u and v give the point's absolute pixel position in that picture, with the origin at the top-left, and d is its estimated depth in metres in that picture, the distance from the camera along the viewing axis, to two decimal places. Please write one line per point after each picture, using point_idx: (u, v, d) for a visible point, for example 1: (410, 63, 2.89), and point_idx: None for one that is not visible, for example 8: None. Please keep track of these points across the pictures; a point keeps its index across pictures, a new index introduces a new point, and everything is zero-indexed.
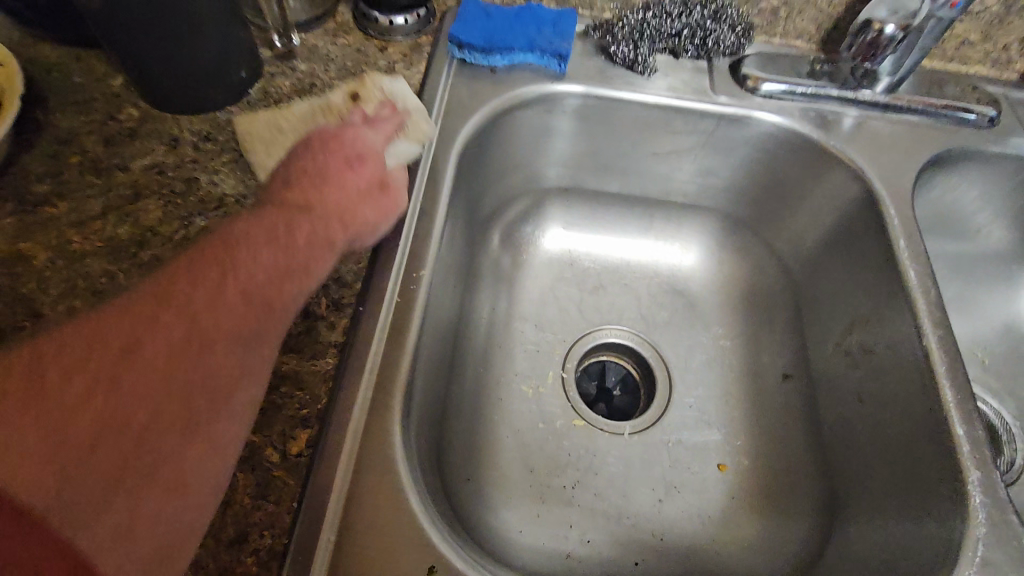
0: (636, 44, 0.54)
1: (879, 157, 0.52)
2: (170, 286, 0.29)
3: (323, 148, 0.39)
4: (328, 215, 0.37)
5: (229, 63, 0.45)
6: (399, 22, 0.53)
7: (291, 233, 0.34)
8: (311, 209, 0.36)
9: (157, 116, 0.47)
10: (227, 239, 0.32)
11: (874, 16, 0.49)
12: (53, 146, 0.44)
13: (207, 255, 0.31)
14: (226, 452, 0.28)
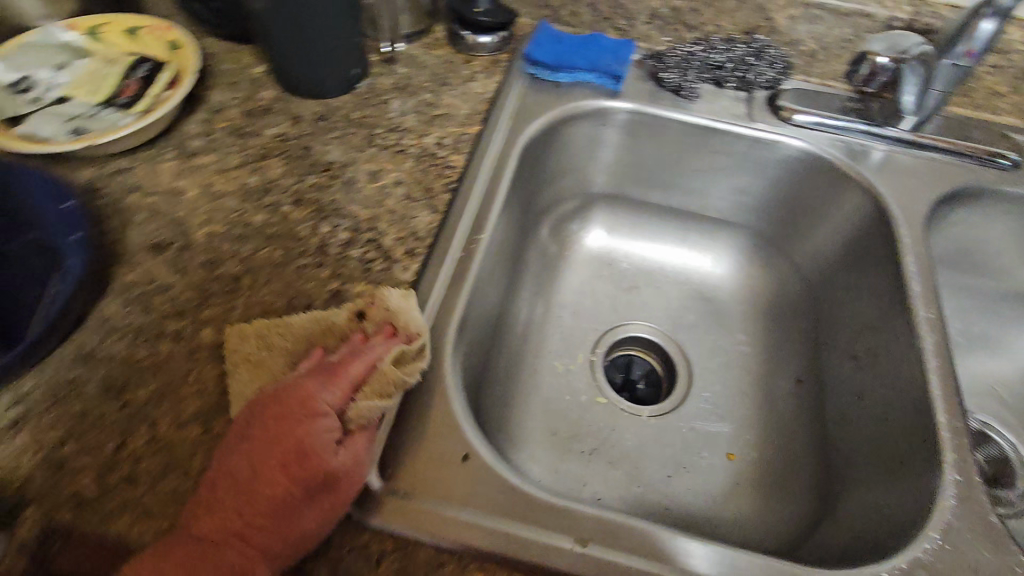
0: (682, 72, 0.62)
1: (898, 186, 0.58)
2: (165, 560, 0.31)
3: (293, 382, 0.36)
4: (297, 450, 0.33)
5: (347, 60, 0.57)
6: (484, 40, 0.63)
7: (258, 479, 0.32)
8: (283, 434, 0.33)
9: (285, 98, 0.58)
10: (208, 495, 0.33)
11: (874, 52, 0.58)
12: (207, 113, 0.56)
13: (191, 534, 0.32)
14: None
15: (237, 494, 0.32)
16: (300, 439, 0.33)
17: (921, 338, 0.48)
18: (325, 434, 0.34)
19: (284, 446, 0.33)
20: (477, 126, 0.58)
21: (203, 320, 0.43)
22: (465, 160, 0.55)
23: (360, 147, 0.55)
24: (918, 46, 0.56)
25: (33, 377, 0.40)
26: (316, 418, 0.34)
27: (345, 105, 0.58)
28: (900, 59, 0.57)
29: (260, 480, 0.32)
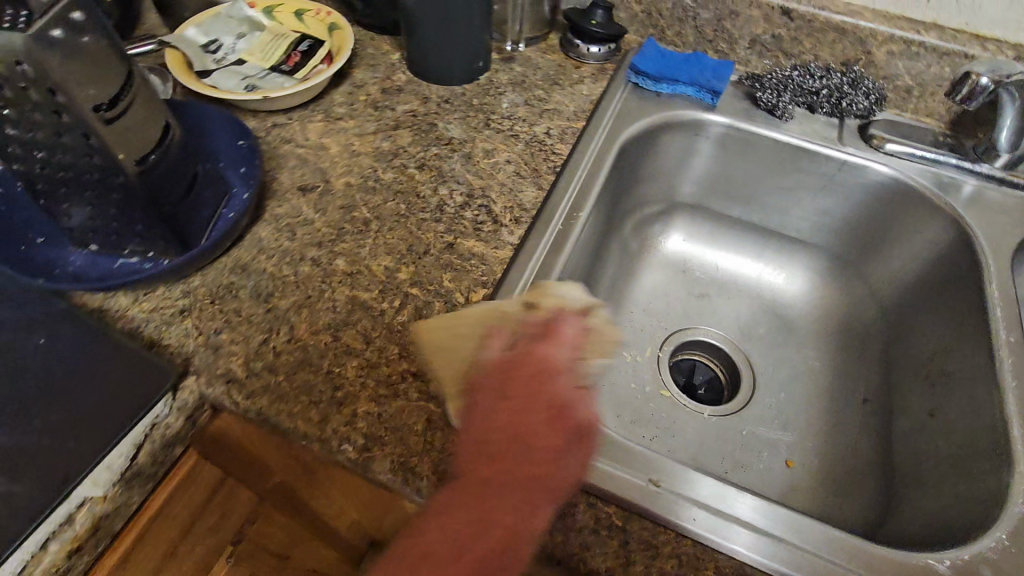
0: (778, 94, 0.66)
1: (986, 219, 0.59)
2: (449, 501, 0.34)
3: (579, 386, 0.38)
4: (554, 405, 0.37)
5: (475, 53, 0.64)
6: (594, 49, 0.70)
7: (495, 439, 0.36)
8: (537, 394, 0.37)
9: (416, 82, 0.66)
10: (470, 451, 0.36)
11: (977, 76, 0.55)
12: (350, 87, 0.64)
13: (455, 489, 0.35)
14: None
15: (498, 443, 0.36)
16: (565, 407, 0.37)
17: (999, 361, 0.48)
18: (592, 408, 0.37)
19: (532, 401, 0.37)
20: (581, 122, 0.64)
21: (339, 252, 0.50)
22: (569, 149, 0.61)
23: (477, 128, 0.61)
24: (1015, 76, 0.55)
25: (200, 277, 0.47)
26: (559, 381, 0.37)
27: (467, 93, 0.65)
28: (999, 81, 0.55)
29: (546, 456, 0.35)
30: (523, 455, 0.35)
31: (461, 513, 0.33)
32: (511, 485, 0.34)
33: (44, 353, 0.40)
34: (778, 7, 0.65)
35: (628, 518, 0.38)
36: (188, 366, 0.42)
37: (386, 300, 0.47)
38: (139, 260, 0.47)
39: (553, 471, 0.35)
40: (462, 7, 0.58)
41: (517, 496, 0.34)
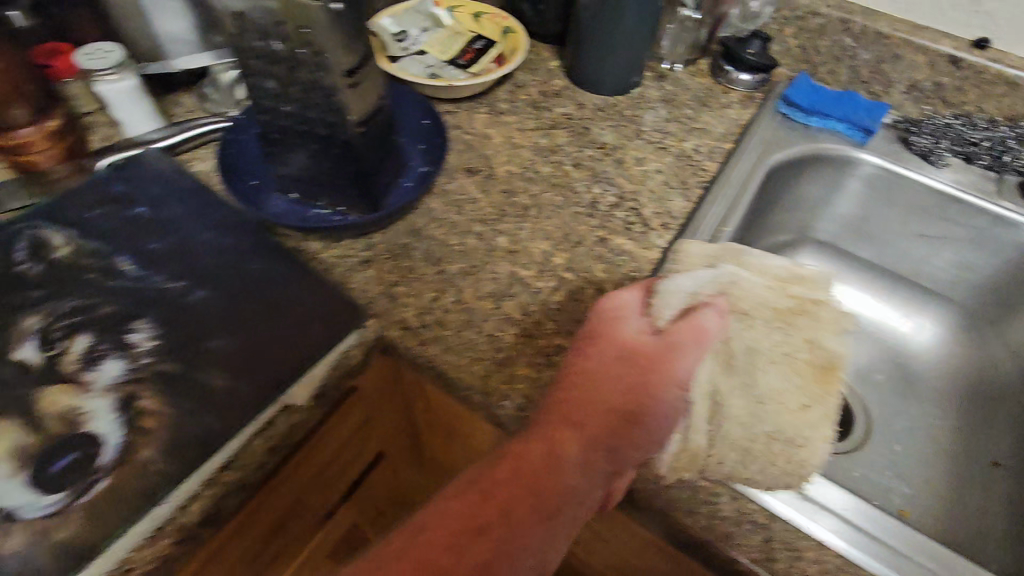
0: (936, 139, 0.66)
1: None
2: (512, 445, 0.35)
3: (661, 393, 0.35)
4: (623, 357, 0.36)
5: (633, 68, 0.68)
6: (744, 77, 0.71)
7: (570, 400, 0.36)
8: (616, 349, 0.37)
9: (571, 89, 0.70)
10: (567, 403, 0.36)
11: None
12: (512, 86, 0.69)
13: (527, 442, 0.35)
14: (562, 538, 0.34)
15: (579, 400, 0.36)
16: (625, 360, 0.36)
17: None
18: (635, 349, 0.36)
19: (600, 357, 0.37)
20: (729, 143, 0.66)
21: (500, 231, 0.54)
22: (717, 166, 0.62)
23: (629, 137, 0.64)
24: None
25: (379, 235, 0.52)
26: (624, 331, 0.37)
27: (619, 104, 0.69)
28: None
29: (594, 412, 0.35)
30: (598, 411, 0.35)
31: (520, 463, 0.35)
32: (577, 434, 0.35)
33: (257, 277, 0.46)
34: (947, 55, 0.65)
35: (774, 520, 0.38)
36: (371, 309, 0.46)
37: (542, 279, 0.50)
38: (330, 212, 0.52)
39: (628, 448, 0.35)
40: (634, 24, 0.62)
41: (569, 446, 0.34)
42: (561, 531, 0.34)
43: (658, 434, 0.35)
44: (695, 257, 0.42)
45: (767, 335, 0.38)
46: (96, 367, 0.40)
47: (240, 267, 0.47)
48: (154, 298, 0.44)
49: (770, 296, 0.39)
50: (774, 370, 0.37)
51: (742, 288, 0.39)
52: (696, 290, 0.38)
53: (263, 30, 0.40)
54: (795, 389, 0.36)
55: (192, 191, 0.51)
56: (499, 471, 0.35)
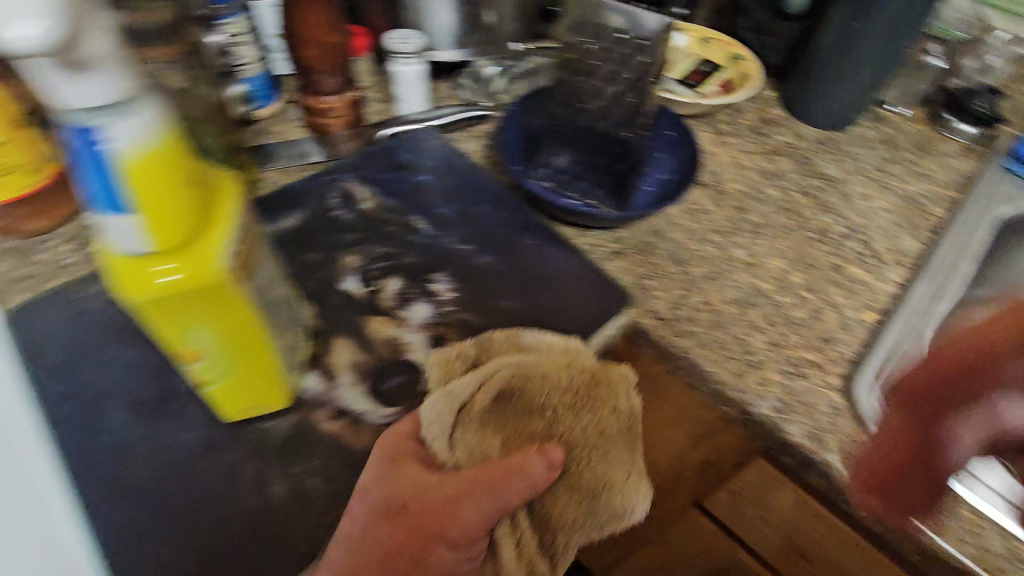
0: None
1: None
2: (392, 516, 0.34)
3: (463, 516, 0.33)
4: (446, 503, 0.33)
5: (858, 106, 0.69)
6: (967, 128, 0.70)
7: (406, 541, 0.34)
8: (400, 473, 0.35)
9: (787, 119, 0.72)
10: (399, 509, 0.34)
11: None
12: (731, 109, 0.72)
13: (363, 532, 0.34)
14: None
15: (410, 466, 0.35)
16: (445, 499, 0.33)
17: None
18: (474, 477, 0.33)
19: (433, 497, 0.34)
20: (952, 192, 0.65)
21: (735, 243, 0.56)
22: (945, 212, 0.63)
23: (851, 173, 0.65)
24: None
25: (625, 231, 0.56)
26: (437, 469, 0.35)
27: (837, 139, 0.70)
28: None
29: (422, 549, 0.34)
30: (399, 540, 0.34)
31: (377, 550, 0.34)
32: (430, 530, 0.34)
33: (530, 252, 0.51)
34: None
35: None
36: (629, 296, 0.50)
37: (782, 294, 0.52)
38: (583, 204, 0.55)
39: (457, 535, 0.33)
40: (879, 63, 0.64)
41: (416, 533, 0.34)
42: None
43: (520, 489, 0.33)
44: (490, 349, 0.39)
45: (588, 422, 0.34)
46: (408, 307, 0.46)
47: (515, 241, 0.51)
48: (447, 256, 0.49)
49: (556, 395, 0.35)
50: (577, 442, 0.34)
51: (534, 384, 0.34)
52: (460, 402, 0.35)
53: None
54: (591, 442, 0.35)
55: (466, 168, 0.57)
56: (345, 553, 0.34)
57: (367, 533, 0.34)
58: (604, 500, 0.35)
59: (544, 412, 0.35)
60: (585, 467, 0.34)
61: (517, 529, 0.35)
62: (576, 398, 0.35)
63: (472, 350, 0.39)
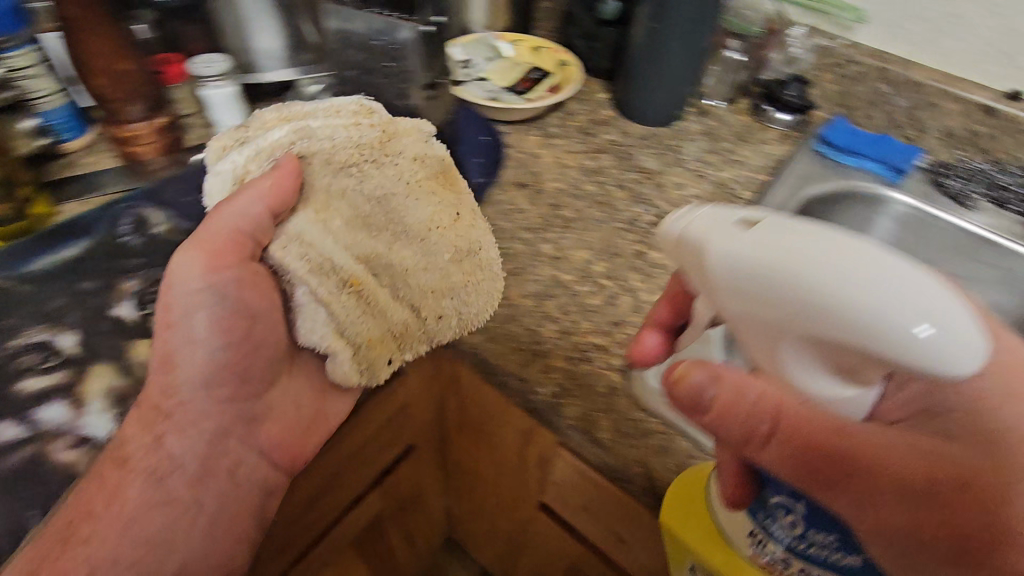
0: (967, 182, 0.68)
1: None
2: (199, 236, 0.43)
3: (216, 219, 0.43)
4: (234, 309, 0.43)
5: (676, 101, 0.73)
6: (783, 117, 0.75)
7: (167, 339, 0.43)
8: (164, 343, 0.43)
9: (619, 120, 0.76)
10: (165, 293, 0.43)
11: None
12: (563, 112, 0.74)
13: (189, 282, 0.43)
14: (187, 306, 0.43)
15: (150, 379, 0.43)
16: (236, 226, 0.43)
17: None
18: (231, 240, 0.43)
19: (217, 308, 0.43)
20: (766, 175, 0.69)
21: (544, 236, 0.58)
22: (753, 198, 0.66)
23: (669, 163, 0.69)
24: None
25: None
26: (185, 295, 0.43)
27: (663, 136, 0.74)
28: None
29: (221, 259, 0.42)
30: (207, 270, 0.43)
31: (201, 309, 0.43)
32: (248, 248, 0.43)
33: None
34: (979, 105, 0.68)
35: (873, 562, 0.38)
36: None
37: (579, 284, 0.54)
38: None
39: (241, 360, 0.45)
40: (684, 48, 0.68)
41: (228, 279, 0.43)
42: (212, 348, 0.44)
43: (251, 295, 0.44)
44: (266, 120, 0.49)
45: (380, 184, 0.47)
46: None
47: None
48: None
49: (353, 151, 0.47)
50: (385, 188, 0.47)
51: (311, 135, 0.47)
52: (243, 165, 0.47)
53: None
54: (400, 178, 0.48)
55: None
56: (167, 298, 0.43)
57: (179, 260, 0.43)
58: (431, 238, 0.48)
59: (343, 164, 0.47)
60: (394, 194, 0.47)
61: (359, 281, 0.45)
62: (370, 153, 0.47)
63: (251, 127, 0.49)
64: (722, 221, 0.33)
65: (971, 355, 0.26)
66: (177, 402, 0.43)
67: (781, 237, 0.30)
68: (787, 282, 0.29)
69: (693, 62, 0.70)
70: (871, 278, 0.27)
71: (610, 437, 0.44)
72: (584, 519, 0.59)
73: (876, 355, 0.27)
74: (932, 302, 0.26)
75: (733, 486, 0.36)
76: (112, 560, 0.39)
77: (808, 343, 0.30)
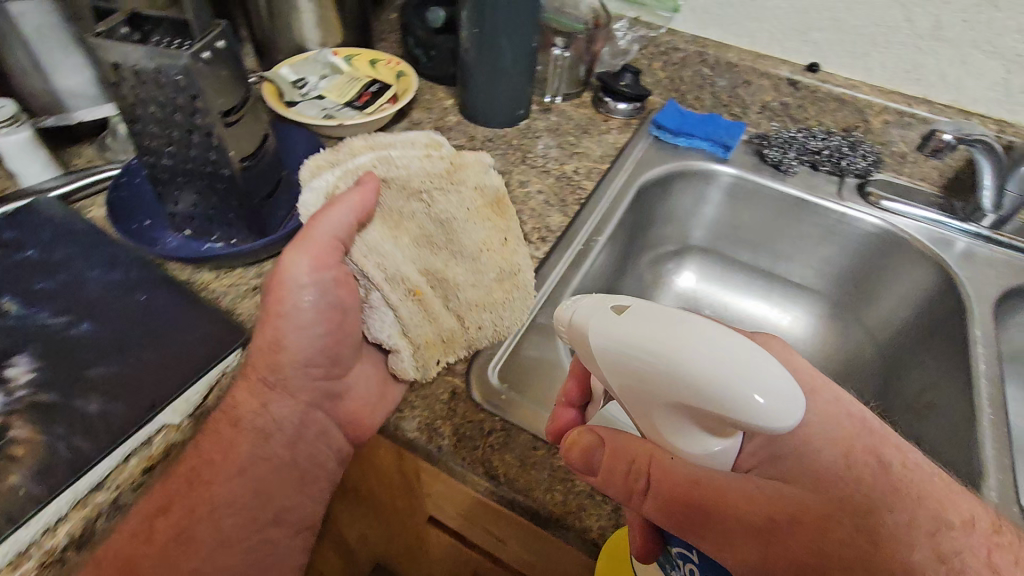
0: (784, 151, 0.73)
1: (977, 275, 0.63)
2: (305, 242, 0.43)
3: (314, 232, 0.43)
4: (323, 311, 0.45)
5: (516, 102, 0.75)
6: (621, 106, 0.79)
7: (265, 337, 0.46)
8: (264, 331, 0.46)
9: (466, 124, 0.77)
10: (274, 286, 0.45)
11: (942, 129, 0.57)
12: (408, 123, 0.74)
13: (297, 288, 0.44)
14: (286, 305, 0.45)
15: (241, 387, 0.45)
16: (340, 241, 0.44)
17: (976, 381, 0.53)
18: (330, 249, 0.44)
19: (319, 320, 0.45)
20: (605, 164, 0.72)
21: None
22: (595, 186, 0.69)
23: (514, 163, 0.71)
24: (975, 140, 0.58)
25: (271, 263, 0.55)
26: (288, 299, 0.45)
27: (509, 136, 0.76)
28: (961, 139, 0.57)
29: (324, 268, 0.44)
30: (308, 276, 0.44)
31: (307, 315, 0.45)
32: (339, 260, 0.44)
33: (139, 306, 0.49)
34: (785, 78, 0.74)
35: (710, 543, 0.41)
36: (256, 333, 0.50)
37: None
38: (223, 245, 0.56)
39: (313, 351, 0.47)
40: (514, 52, 0.69)
41: (324, 287, 0.44)
42: (308, 341, 0.46)
43: (347, 296, 0.46)
44: (354, 146, 0.48)
45: (444, 208, 0.49)
46: None
47: (126, 297, 0.50)
48: (36, 334, 0.46)
49: (426, 179, 0.48)
50: (450, 199, 0.49)
51: (400, 165, 0.47)
52: (335, 183, 0.45)
53: (141, 79, 0.45)
54: (462, 206, 0.50)
55: (82, 233, 0.54)
56: (270, 290, 0.45)
57: (285, 262, 0.45)
58: (483, 258, 0.50)
59: (417, 193, 0.48)
60: (440, 194, 0.48)
61: (421, 292, 0.46)
62: (438, 183, 0.49)
63: (341, 151, 0.47)
64: (603, 307, 0.39)
65: (793, 415, 0.31)
66: (282, 375, 0.46)
67: (650, 326, 0.35)
68: (649, 367, 0.35)
69: (525, 63, 0.71)
70: (712, 358, 0.32)
71: (449, 444, 0.44)
72: (465, 525, 0.59)
73: (724, 421, 0.33)
74: (762, 378, 0.31)
75: (643, 545, 0.38)
76: (228, 504, 0.43)
77: (678, 415, 0.35)
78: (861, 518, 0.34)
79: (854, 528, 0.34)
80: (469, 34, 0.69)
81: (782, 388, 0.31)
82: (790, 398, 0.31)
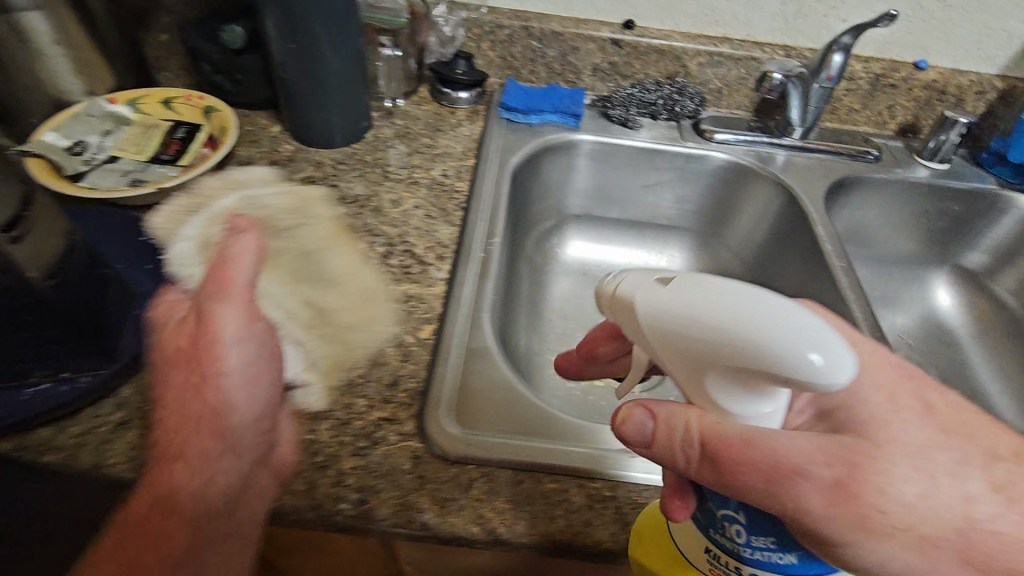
0: (626, 108, 0.77)
1: (807, 182, 0.73)
2: (221, 286, 0.38)
3: (225, 274, 0.38)
4: (267, 360, 0.39)
5: (356, 115, 0.68)
6: (463, 95, 0.76)
7: (204, 402, 0.36)
8: (198, 397, 0.36)
9: (306, 150, 0.68)
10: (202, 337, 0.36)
11: (768, 71, 0.70)
12: (238, 165, 0.64)
13: (224, 338, 0.37)
14: (220, 369, 0.36)
15: None
16: (249, 284, 0.38)
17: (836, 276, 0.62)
18: (243, 293, 0.38)
19: (262, 373, 0.38)
20: (470, 159, 0.70)
21: None
22: (469, 185, 0.66)
23: (378, 182, 0.65)
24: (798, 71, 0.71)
25: (130, 385, 0.44)
26: (210, 351, 0.36)
27: (359, 151, 0.69)
28: (784, 74, 0.70)
29: (246, 312, 0.38)
30: (232, 323, 0.37)
31: (245, 368, 0.37)
32: (252, 305, 0.38)
33: None
34: (608, 39, 0.77)
35: None
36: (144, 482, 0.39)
37: None
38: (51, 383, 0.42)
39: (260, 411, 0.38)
40: (338, 62, 0.62)
41: (259, 333, 0.38)
42: (262, 395, 0.38)
43: (277, 342, 0.39)
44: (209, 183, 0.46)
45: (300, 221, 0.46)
46: None
47: None
48: None
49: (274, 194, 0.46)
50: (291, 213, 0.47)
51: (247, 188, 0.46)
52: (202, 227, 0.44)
53: None
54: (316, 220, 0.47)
55: None
56: (190, 350, 0.37)
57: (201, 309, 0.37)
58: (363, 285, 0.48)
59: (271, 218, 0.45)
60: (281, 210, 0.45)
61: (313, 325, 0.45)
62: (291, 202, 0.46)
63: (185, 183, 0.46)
64: (644, 279, 0.35)
65: (845, 368, 0.28)
66: (234, 443, 0.36)
67: (691, 288, 0.31)
68: (689, 329, 0.31)
69: (357, 70, 0.64)
70: (737, 305, 0.29)
71: (435, 514, 0.40)
72: None
73: (778, 379, 0.29)
74: (816, 335, 0.28)
75: (675, 500, 0.36)
76: None
77: (707, 374, 0.32)
78: (914, 452, 0.31)
79: (908, 463, 0.31)
80: (279, 48, 0.60)
81: (831, 341, 0.28)
82: (838, 344, 0.28)
